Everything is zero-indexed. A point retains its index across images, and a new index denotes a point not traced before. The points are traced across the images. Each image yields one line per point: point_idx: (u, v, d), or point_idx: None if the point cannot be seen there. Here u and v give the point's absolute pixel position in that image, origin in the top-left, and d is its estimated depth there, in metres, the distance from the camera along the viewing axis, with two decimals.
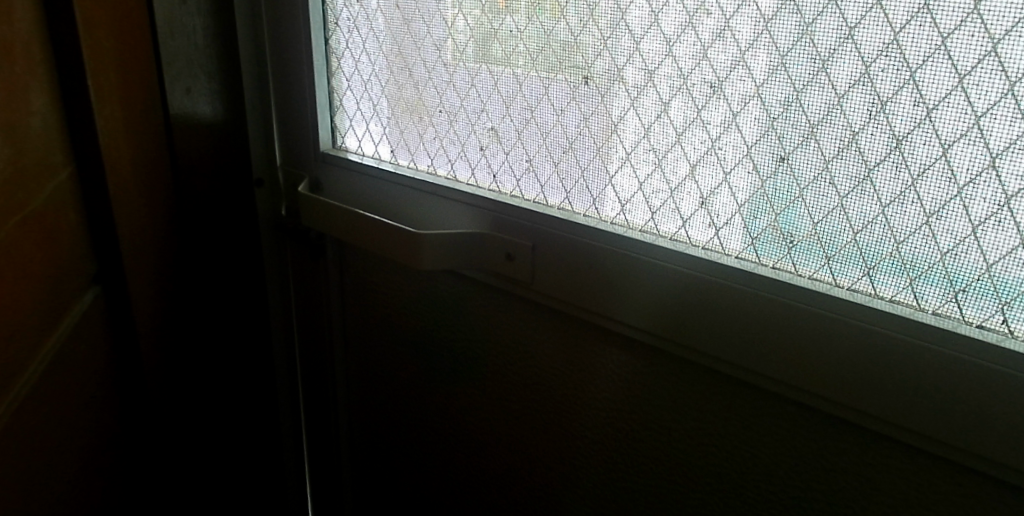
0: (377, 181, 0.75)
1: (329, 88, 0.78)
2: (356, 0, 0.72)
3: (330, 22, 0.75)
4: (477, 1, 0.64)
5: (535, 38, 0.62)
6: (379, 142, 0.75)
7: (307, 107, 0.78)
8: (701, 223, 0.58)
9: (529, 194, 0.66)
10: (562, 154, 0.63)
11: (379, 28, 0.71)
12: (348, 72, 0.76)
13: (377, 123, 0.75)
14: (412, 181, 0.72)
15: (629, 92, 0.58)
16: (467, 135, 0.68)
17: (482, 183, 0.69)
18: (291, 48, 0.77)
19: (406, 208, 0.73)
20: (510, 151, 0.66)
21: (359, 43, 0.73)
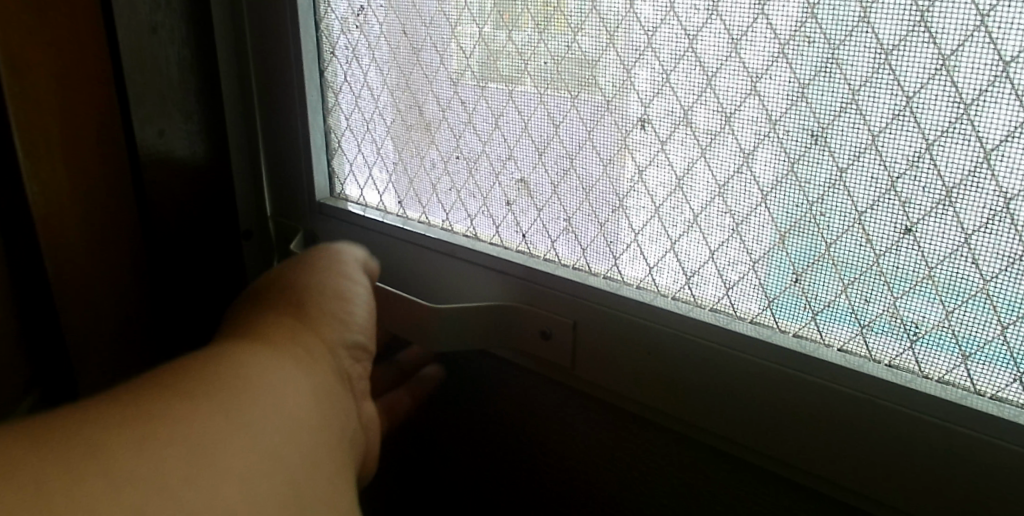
0: (381, 239, 0.64)
1: (324, 128, 0.66)
2: (355, 25, 0.60)
3: (326, 52, 0.64)
4: (504, 28, 0.53)
5: (577, 73, 0.50)
6: (384, 191, 0.64)
7: (299, 149, 0.67)
8: (793, 305, 0.46)
9: (568, 260, 0.54)
10: (610, 213, 0.51)
11: (383, 57, 0.60)
12: (346, 109, 0.64)
13: (382, 170, 0.63)
14: (425, 239, 0.60)
15: (700, 139, 0.46)
16: (488, 186, 0.57)
17: (510, 243, 0.57)
18: (280, 81, 0.66)
19: (416, 270, 0.62)
20: (544, 207, 0.54)
21: (359, 76, 0.62)
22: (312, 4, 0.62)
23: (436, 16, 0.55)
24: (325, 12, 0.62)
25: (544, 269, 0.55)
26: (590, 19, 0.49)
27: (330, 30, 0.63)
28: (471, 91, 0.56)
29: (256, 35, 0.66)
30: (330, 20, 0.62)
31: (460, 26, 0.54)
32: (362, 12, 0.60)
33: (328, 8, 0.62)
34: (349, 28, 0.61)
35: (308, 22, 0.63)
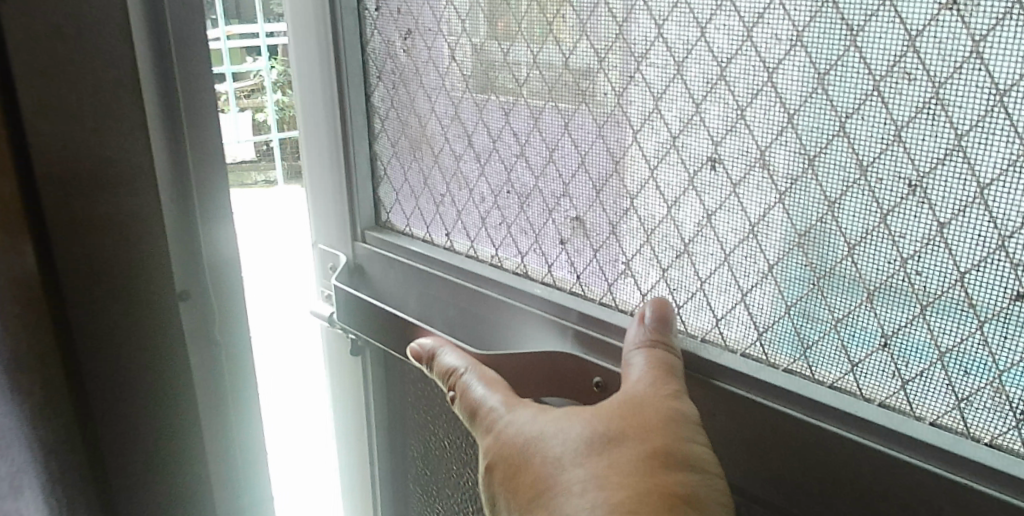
0: (425, 275, 0.60)
1: (369, 155, 0.63)
2: (402, 49, 0.58)
3: (372, 76, 0.61)
4: (561, 54, 0.49)
5: (639, 103, 0.46)
6: (432, 223, 0.61)
7: (341, 177, 0.63)
8: (878, 371, 0.41)
9: (626, 305, 0.51)
10: (673, 258, 0.47)
11: (433, 82, 0.57)
12: (392, 136, 0.61)
13: (430, 201, 0.60)
14: (474, 277, 0.57)
15: (777, 183, 0.42)
16: (542, 224, 0.54)
17: (563, 283, 0.54)
18: (321, 107, 0.62)
19: (463, 310, 0.58)
20: (600, 248, 0.51)
21: (406, 101, 0.59)
22: (358, 25, 0.60)
23: (489, 43, 0.53)
24: (372, 35, 0.60)
25: (598, 316, 0.51)
26: (654, 48, 0.45)
27: (376, 52, 0.60)
28: (525, 121, 0.53)
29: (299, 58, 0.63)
30: (377, 42, 0.59)
31: (514, 51, 0.52)
32: (410, 33, 0.57)
33: (375, 30, 0.59)
34: (397, 51, 0.58)
35: (353, 45, 0.60)
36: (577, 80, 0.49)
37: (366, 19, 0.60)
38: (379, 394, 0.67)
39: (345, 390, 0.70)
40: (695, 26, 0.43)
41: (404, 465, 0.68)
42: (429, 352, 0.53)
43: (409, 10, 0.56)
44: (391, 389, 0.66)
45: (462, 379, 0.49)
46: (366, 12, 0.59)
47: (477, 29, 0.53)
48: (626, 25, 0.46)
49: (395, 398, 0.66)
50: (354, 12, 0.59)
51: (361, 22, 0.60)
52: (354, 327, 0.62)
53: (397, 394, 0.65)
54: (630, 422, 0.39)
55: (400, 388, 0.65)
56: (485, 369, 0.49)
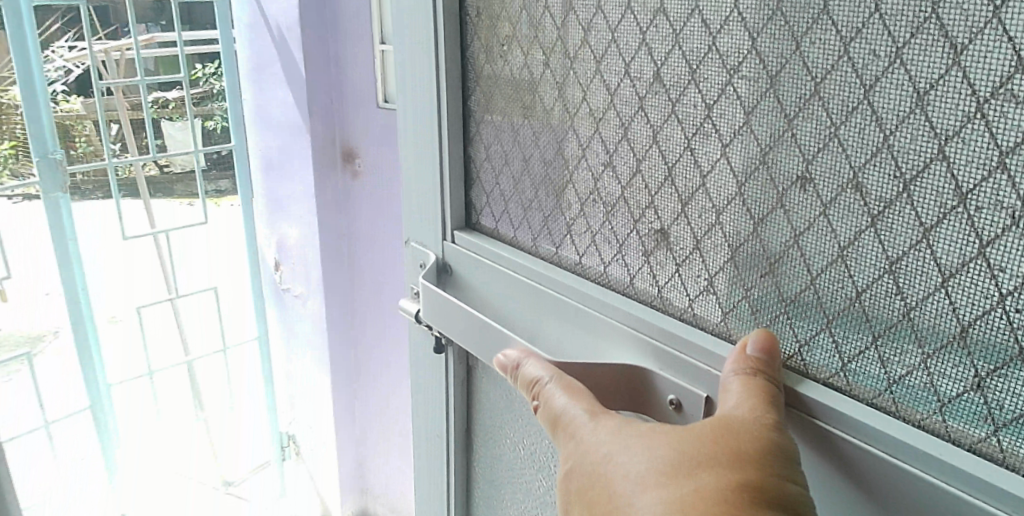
0: (507, 278, 0.60)
1: (463, 157, 0.65)
2: (500, 54, 0.59)
3: (470, 80, 0.63)
4: (651, 63, 0.49)
5: (728, 116, 0.45)
6: (520, 227, 0.62)
7: (436, 177, 0.66)
8: (970, 412, 0.38)
9: (706, 322, 0.49)
10: (758, 277, 0.46)
11: (528, 87, 0.58)
12: (486, 140, 0.63)
13: (519, 205, 0.61)
14: (551, 282, 0.57)
15: (869, 205, 0.40)
16: (625, 234, 0.54)
17: (642, 294, 0.53)
18: (423, 108, 0.65)
19: (539, 316, 0.58)
20: (683, 263, 0.50)
21: (501, 105, 0.60)
22: (460, 30, 0.62)
23: (583, 50, 0.53)
24: (472, 40, 0.61)
25: (675, 333, 0.49)
26: (747, 60, 0.44)
27: (475, 57, 0.62)
28: (614, 129, 0.53)
29: (404, 62, 0.66)
30: (476, 47, 0.61)
31: (606, 59, 0.52)
32: (508, 39, 0.58)
33: (475, 34, 0.61)
34: (494, 56, 0.60)
35: (454, 49, 0.62)
36: (666, 90, 0.49)
37: (468, 24, 0.62)
38: (456, 392, 0.68)
39: (429, 385, 0.72)
40: (790, 39, 0.41)
41: (480, 464, 0.69)
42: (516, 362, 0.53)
43: (508, 16, 0.58)
44: (471, 387, 0.67)
45: (546, 388, 0.49)
46: (468, 17, 0.61)
47: (572, 34, 0.54)
48: (719, 37, 0.45)
49: (474, 396, 0.67)
50: (456, 18, 0.61)
51: (463, 28, 0.62)
52: (440, 326, 0.64)
53: (477, 393, 0.67)
54: (715, 441, 0.37)
55: (480, 387, 0.66)
56: (569, 378, 0.49)
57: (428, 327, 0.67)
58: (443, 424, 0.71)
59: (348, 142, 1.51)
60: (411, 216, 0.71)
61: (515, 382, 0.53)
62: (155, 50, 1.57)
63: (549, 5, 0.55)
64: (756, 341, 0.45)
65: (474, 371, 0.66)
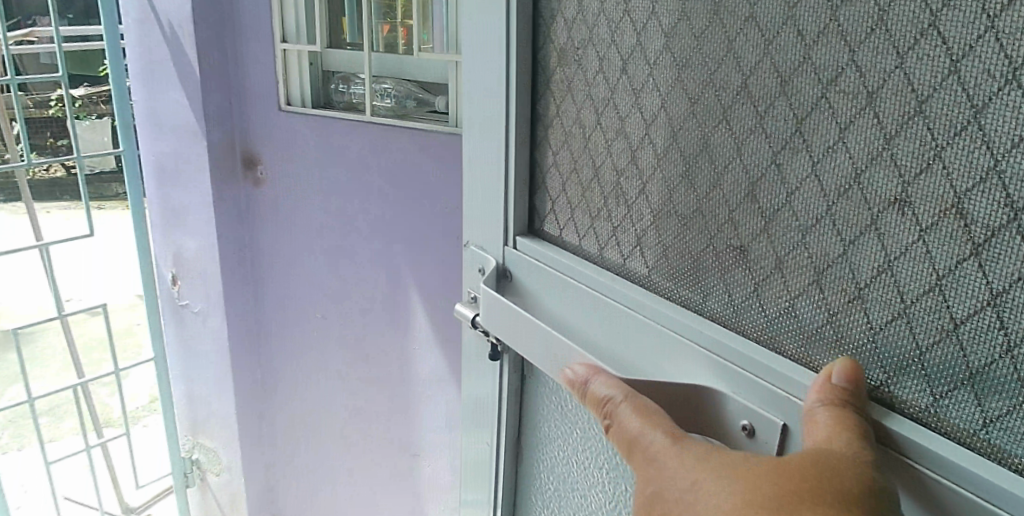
0: (571, 290, 0.59)
1: (529, 161, 0.64)
2: (574, 57, 0.58)
3: (541, 84, 0.61)
4: (736, 73, 0.48)
5: (818, 133, 0.44)
6: (586, 236, 0.61)
7: (500, 181, 0.65)
8: None
9: (784, 347, 0.48)
10: (843, 302, 0.44)
11: (603, 94, 0.57)
12: (554, 145, 0.62)
13: (585, 213, 0.60)
14: (618, 296, 0.56)
15: (974, 233, 0.37)
16: (700, 249, 0.52)
17: (717, 311, 0.52)
18: (489, 110, 0.64)
19: (604, 330, 0.57)
20: (761, 282, 0.49)
21: (571, 111, 0.59)
22: (532, 33, 0.61)
23: (663, 55, 0.52)
24: (545, 43, 0.60)
25: (752, 358, 0.48)
26: (844, 73, 0.42)
27: (547, 61, 0.61)
28: (694, 141, 0.51)
29: (471, 62, 0.65)
30: (549, 51, 0.60)
31: (689, 67, 0.51)
32: (583, 44, 0.57)
33: (548, 38, 0.60)
34: (568, 61, 0.59)
35: (526, 52, 0.61)
36: (753, 101, 0.47)
37: (541, 27, 0.61)
38: (510, 397, 0.67)
39: (480, 390, 0.71)
40: (893, 53, 0.39)
41: (529, 471, 0.68)
42: (584, 380, 0.53)
43: (585, 21, 0.57)
44: (526, 393, 0.67)
45: (619, 409, 0.50)
46: (541, 21, 0.60)
47: (652, 42, 0.53)
48: (810, 51, 0.43)
49: (527, 402, 0.67)
50: (529, 20, 0.60)
51: (535, 31, 0.61)
52: (499, 334, 0.63)
53: (532, 400, 0.66)
54: (812, 474, 0.37)
55: (536, 394, 0.65)
56: (640, 397, 0.49)
57: (486, 333, 0.66)
58: (494, 429, 0.70)
59: (247, 149, 1.67)
60: (470, 219, 0.70)
61: (585, 403, 0.53)
62: (41, 46, 1.71)
63: (629, 11, 0.54)
64: (841, 369, 0.43)
65: (530, 378, 0.66)
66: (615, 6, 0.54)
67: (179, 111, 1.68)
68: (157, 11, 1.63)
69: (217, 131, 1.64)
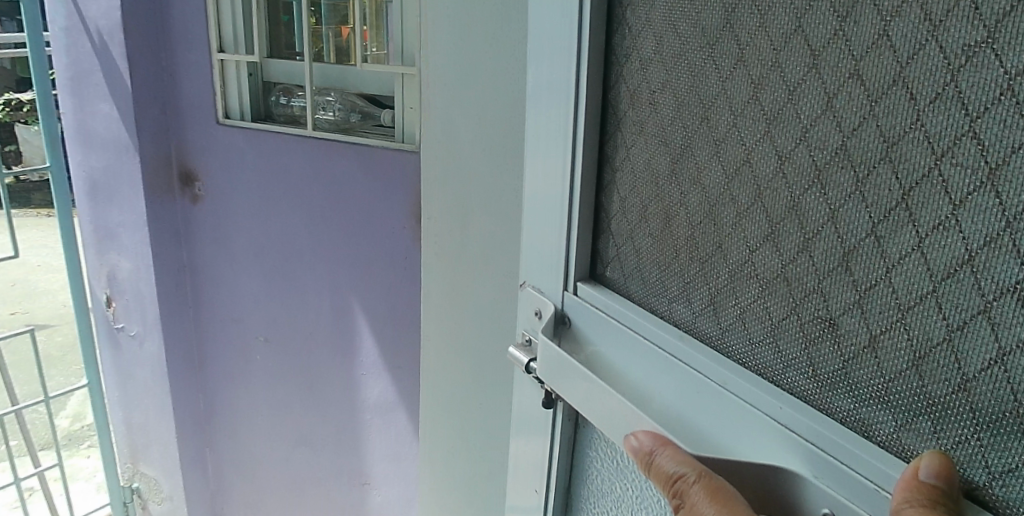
0: (643, 346, 0.58)
1: (594, 203, 0.62)
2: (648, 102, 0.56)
3: (612, 126, 0.59)
4: (829, 135, 0.45)
5: (923, 208, 0.41)
6: (651, 286, 0.57)
7: (564, 222, 0.64)
8: None
9: (875, 429, 0.45)
10: (947, 393, 0.41)
11: (680, 143, 0.54)
12: (622, 190, 0.59)
13: (655, 266, 0.58)
14: (687, 359, 0.55)
15: None
16: (781, 316, 0.51)
17: (797, 379, 0.50)
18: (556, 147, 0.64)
19: (675, 388, 0.55)
20: (849, 358, 0.46)
21: (642, 156, 0.56)
22: (604, 74, 0.59)
23: (748, 105, 0.50)
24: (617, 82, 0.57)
25: (839, 442, 0.46)
26: (960, 143, 0.39)
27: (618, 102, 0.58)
28: (781, 202, 0.49)
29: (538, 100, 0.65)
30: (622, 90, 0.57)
31: (781, 123, 0.48)
32: (660, 86, 0.54)
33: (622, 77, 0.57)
34: (642, 103, 0.56)
35: (595, 93, 0.60)
36: (848, 166, 0.45)
37: (613, 68, 0.59)
38: (562, 445, 0.66)
39: (532, 432, 0.70)
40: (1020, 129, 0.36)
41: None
42: (646, 456, 0.54)
43: (663, 62, 0.54)
44: (578, 439, 0.66)
45: (691, 488, 0.50)
46: (614, 61, 0.58)
47: (739, 92, 0.50)
48: (916, 118, 0.40)
49: (580, 449, 0.66)
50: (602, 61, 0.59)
51: (608, 71, 0.59)
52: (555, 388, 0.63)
53: (588, 450, 0.65)
54: None
55: (591, 443, 0.64)
56: (712, 476, 0.50)
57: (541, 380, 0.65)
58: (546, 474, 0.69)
59: (188, 165, 2.17)
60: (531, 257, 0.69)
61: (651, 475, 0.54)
62: None
63: (715, 57, 0.51)
64: (927, 465, 0.41)
65: (583, 427, 0.65)
66: (700, 50, 0.52)
67: (110, 124, 2.13)
68: (87, 22, 2.06)
69: (158, 143, 2.13)
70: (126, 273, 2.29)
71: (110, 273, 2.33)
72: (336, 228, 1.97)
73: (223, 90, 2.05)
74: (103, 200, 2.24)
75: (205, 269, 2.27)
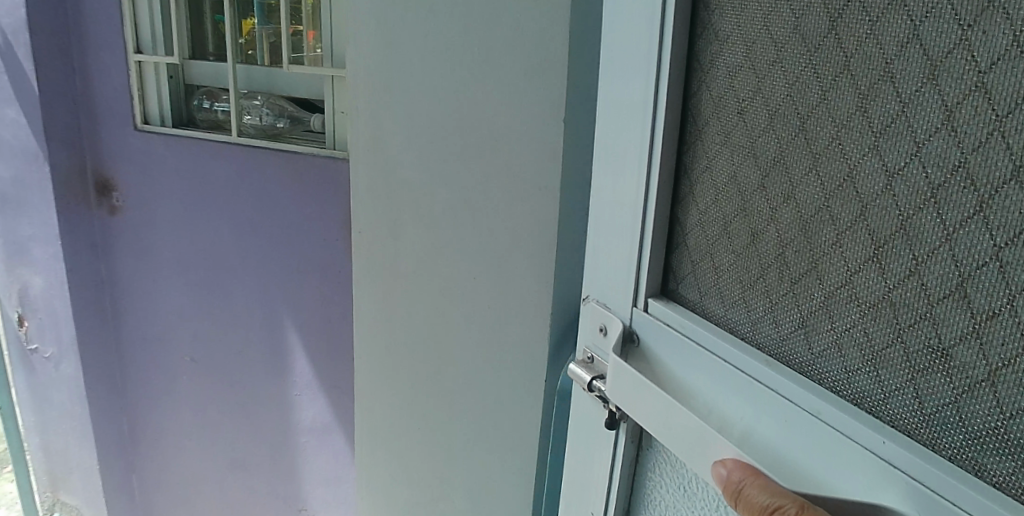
0: (724, 370, 0.50)
1: (668, 216, 0.53)
2: (739, 100, 0.47)
3: (692, 133, 0.50)
4: (945, 136, 0.37)
5: None
6: (732, 307, 0.51)
7: (636, 235, 0.55)
8: None
9: (986, 469, 0.37)
10: None
11: (771, 155, 0.46)
12: (702, 206, 0.51)
13: (735, 282, 0.50)
14: (771, 383, 0.47)
15: None
16: (884, 349, 0.42)
17: (896, 406, 0.41)
18: (627, 153, 0.54)
19: (765, 419, 0.47)
20: (964, 398, 0.38)
21: (726, 170, 0.49)
22: (684, 80, 0.50)
23: (852, 107, 0.41)
24: (700, 93, 0.49)
25: (943, 477, 0.38)
26: None
27: (700, 109, 0.50)
28: (887, 219, 0.40)
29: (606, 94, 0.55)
30: (704, 100, 0.49)
31: (891, 134, 0.39)
32: (750, 95, 0.46)
33: (705, 87, 0.49)
34: (728, 111, 0.48)
35: (676, 99, 0.50)
36: (974, 185, 0.36)
37: (694, 74, 0.49)
38: (623, 469, 0.61)
39: (589, 452, 0.65)
40: None
41: None
42: (736, 488, 0.46)
43: (754, 70, 0.46)
44: (639, 462, 0.61)
45: None
46: (697, 68, 0.49)
47: (842, 101, 0.41)
48: None
49: (643, 471, 0.60)
50: (684, 61, 0.49)
51: (688, 76, 0.50)
52: (622, 406, 0.57)
53: (653, 472, 0.59)
54: None
55: (659, 468, 0.59)
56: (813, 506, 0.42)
57: (603, 399, 0.60)
58: (605, 495, 0.64)
59: (105, 174, 1.99)
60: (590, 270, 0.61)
61: (738, 509, 0.46)
62: None
63: (814, 62, 0.42)
64: None
65: (646, 448, 0.60)
66: (796, 55, 0.43)
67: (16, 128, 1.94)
68: None
69: (69, 153, 1.95)
70: (38, 292, 2.09)
71: (21, 291, 2.13)
72: (263, 244, 1.83)
73: (142, 93, 1.88)
74: (10, 212, 2.05)
75: (123, 286, 2.10)
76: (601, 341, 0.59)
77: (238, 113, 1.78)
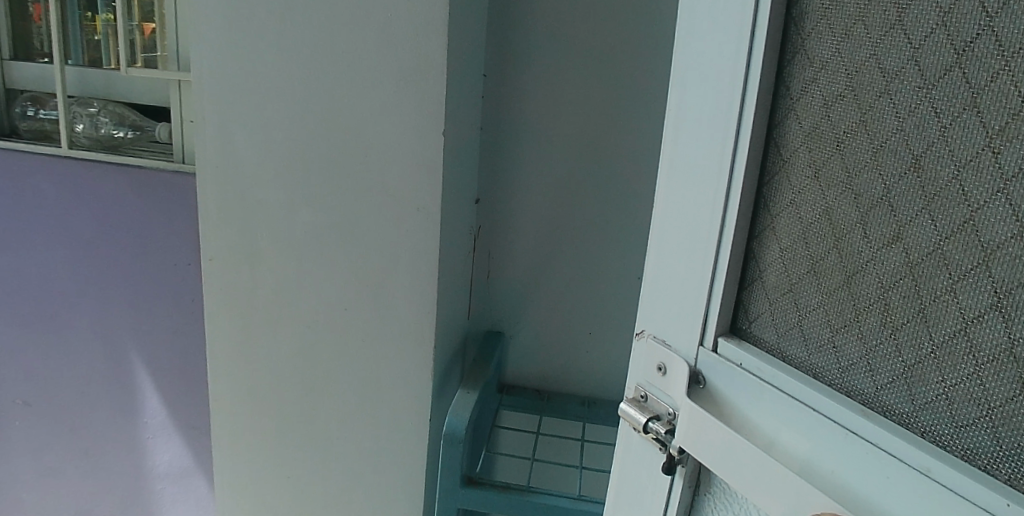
0: (812, 418, 0.46)
1: (743, 249, 0.51)
2: (835, 135, 0.45)
3: (775, 163, 0.48)
4: None
5: None
6: (816, 348, 0.48)
7: (707, 266, 0.52)
8: None
9: None
10: None
11: (874, 191, 0.43)
12: (784, 241, 0.49)
13: (821, 320, 0.48)
14: (858, 428, 0.44)
15: None
16: (1006, 402, 0.39)
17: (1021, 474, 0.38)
18: (699, 182, 0.51)
19: (862, 472, 0.43)
20: None
21: (817, 205, 0.47)
22: (769, 108, 0.48)
23: (979, 145, 0.38)
24: (788, 121, 0.47)
25: None
26: None
27: (786, 138, 0.48)
28: (1018, 267, 0.37)
29: (676, 115, 0.52)
30: (792, 130, 0.47)
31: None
32: (851, 127, 0.44)
33: (794, 116, 0.47)
34: (823, 142, 0.46)
35: (761, 128, 0.48)
36: None
37: (781, 102, 0.47)
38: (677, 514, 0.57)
39: (634, 496, 0.61)
40: None
41: None
42: None
43: (857, 100, 0.43)
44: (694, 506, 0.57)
45: None
46: (785, 95, 0.47)
47: (967, 140, 0.39)
48: None
49: None
50: (771, 88, 0.47)
51: (773, 103, 0.48)
52: (691, 449, 0.54)
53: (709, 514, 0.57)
54: None
55: None
56: None
57: (661, 442, 0.56)
58: None
59: None
60: (646, 303, 0.58)
61: None
62: None
63: (934, 96, 0.40)
64: None
65: (703, 494, 0.56)
66: (912, 87, 0.41)
67: None
68: None
69: None
70: None
71: None
72: (97, 255, 1.33)
73: None
74: None
75: None
76: (659, 381, 0.56)
77: (68, 125, 1.27)
